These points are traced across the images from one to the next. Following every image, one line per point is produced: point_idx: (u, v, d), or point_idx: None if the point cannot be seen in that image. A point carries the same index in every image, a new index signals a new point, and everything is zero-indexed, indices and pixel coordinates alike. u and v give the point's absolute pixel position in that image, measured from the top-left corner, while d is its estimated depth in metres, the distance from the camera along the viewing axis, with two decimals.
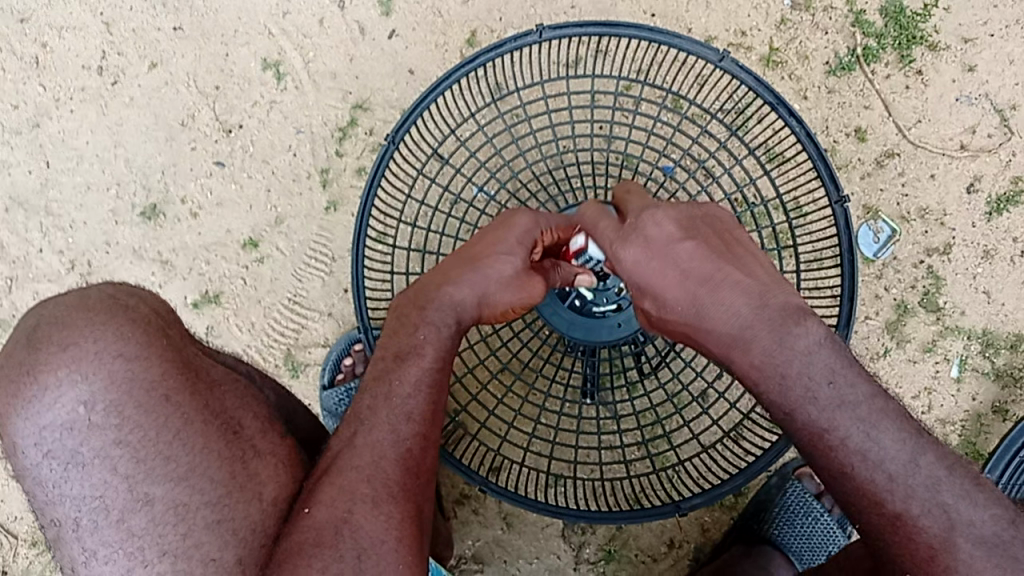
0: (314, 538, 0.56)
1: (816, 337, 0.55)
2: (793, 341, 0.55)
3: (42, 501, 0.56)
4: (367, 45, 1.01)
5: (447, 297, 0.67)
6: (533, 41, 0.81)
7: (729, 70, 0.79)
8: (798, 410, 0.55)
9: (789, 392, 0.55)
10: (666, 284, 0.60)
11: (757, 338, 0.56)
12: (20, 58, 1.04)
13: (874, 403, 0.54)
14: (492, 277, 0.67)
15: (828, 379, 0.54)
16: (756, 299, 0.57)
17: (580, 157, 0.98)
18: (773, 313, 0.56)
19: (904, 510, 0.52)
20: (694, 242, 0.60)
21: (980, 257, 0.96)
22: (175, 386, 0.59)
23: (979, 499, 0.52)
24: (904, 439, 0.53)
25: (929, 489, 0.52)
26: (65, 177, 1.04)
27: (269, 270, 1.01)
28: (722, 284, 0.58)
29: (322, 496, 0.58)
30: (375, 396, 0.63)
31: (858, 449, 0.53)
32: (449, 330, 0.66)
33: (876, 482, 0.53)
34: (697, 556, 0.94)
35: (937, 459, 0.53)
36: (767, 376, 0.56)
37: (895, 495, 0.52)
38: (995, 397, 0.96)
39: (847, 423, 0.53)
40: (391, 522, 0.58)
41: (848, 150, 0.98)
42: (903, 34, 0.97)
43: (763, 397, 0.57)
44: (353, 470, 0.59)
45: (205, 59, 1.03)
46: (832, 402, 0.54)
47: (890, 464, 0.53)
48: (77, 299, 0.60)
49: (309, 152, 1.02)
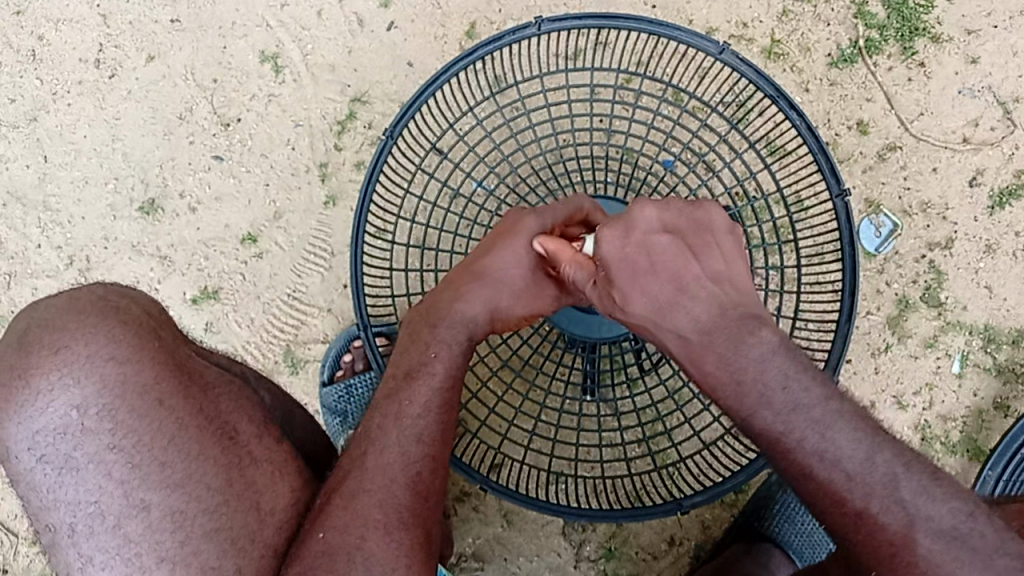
0: (327, 564, 0.54)
1: (769, 346, 0.55)
2: (747, 349, 0.55)
3: (37, 507, 0.57)
4: (365, 37, 1.00)
5: (457, 314, 0.69)
6: (532, 33, 0.80)
7: (729, 63, 0.79)
8: (754, 415, 0.54)
9: (744, 397, 0.55)
10: (630, 279, 0.60)
11: (714, 344, 0.56)
12: (17, 51, 1.04)
13: (829, 405, 0.53)
14: (502, 291, 0.70)
15: (782, 385, 0.54)
16: (716, 307, 0.57)
17: (579, 151, 0.97)
18: (731, 321, 0.57)
19: (865, 507, 0.51)
20: (668, 237, 0.60)
21: (982, 251, 0.96)
22: (168, 390, 0.59)
23: (938, 493, 0.51)
24: (860, 437, 0.52)
25: (888, 486, 0.51)
26: (64, 171, 1.03)
27: (268, 266, 1.01)
28: (689, 285, 0.58)
29: (335, 521, 0.57)
30: (384, 416, 0.63)
31: (815, 450, 0.52)
32: (461, 347, 0.68)
33: (835, 481, 0.52)
34: (697, 554, 0.94)
35: (894, 455, 0.52)
36: (723, 383, 0.56)
37: (856, 493, 0.51)
38: (997, 393, 0.96)
39: (802, 426, 0.53)
40: (402, 549, 0.56)
41: (850, 143, 0.97)
42: (906, 26, 0.96)
43: (721, 404, 0.57)
44: (365, 494, 0.58)
45: (203, 51, 1.02)
46: (786, 406, 0.53)
47: (848, 462, 0.52)
48: (68, 300, 0.61)
49: (307, 145, 1.01)
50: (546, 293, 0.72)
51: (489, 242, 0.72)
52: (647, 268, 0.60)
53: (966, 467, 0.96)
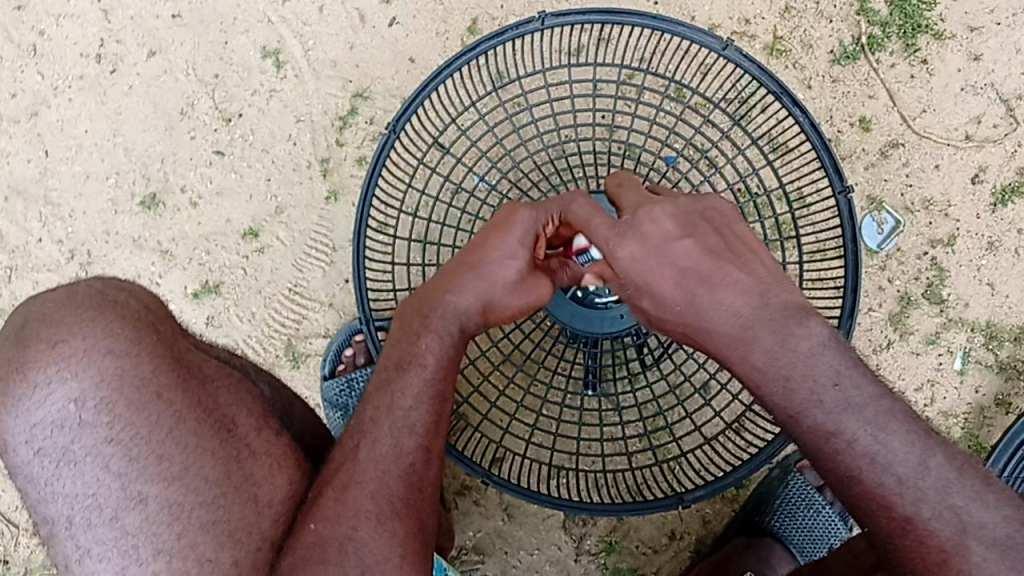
0: (318, 554, 0.56)
1: (819, 339, 0.55)
2: (797, 342, 0.55)
3: (34, 499, 0.57)
4: (367, 32, 1.00)
5: (448, 305, 0.67)
6: (535, 28, 0.80)
7: (733, 59, 0.79)
8: (804, 412, 0.55)
9: (793, 395, 0.55)
10: (662, 282, 0.58)
11: (758, 338, 0.56)
12: (18, 45, 1.03)
13: (881, 405, 0.54)
14: (494, 282, 0.67)
15: (834, 381, 0.54)
16: (758, 297, 0.57)
17: (582, 147, 0.98)
18: (775, 312, 0.56)
19: (914, 513, 0.52)
20: (690, 240, 0.59)
21: (984, 248, 0.96)
22: (167, 383, 0.59)
23: (990, 500, 0.52)
24: (912, 441, 0.53)
25: (939, 492, 0.52)
26: (65, 165, 1.03)
27: (269, 260, 1.01)
28: (715, 280, 0.57)
29: (325, 511, 0.58)
30: (377, 408, 0.63)
31: (866, 451, 0.53)
32: (452, 338, 0.67)
33: (884, 485, 0.52)
34: (697, 548, 0.94)
35: (947, 461, 0.53)
36: (772, 378, 0.56)
37: (905, 498, 0.52)
38: (998, 389, 0.96)
39: (855, 427, 0.53)
40: (395, 539, 0.57)
41: (852, 139, 0.97)
42: (908, 23, 0.96)
43: (767, 402, 0.56)
44: (357, 485, 0.59)
45: (204, 46, 1.02)
46: (838, 404, 0.54)
47: (900, 467, 0.52)
48: (66, 293, 0.61)
49: (309, 140, 1.01)
50: (542, 285, 0.68)
51: (485, 232, 0.70)
52: (672, 273, 0.58)
53: None
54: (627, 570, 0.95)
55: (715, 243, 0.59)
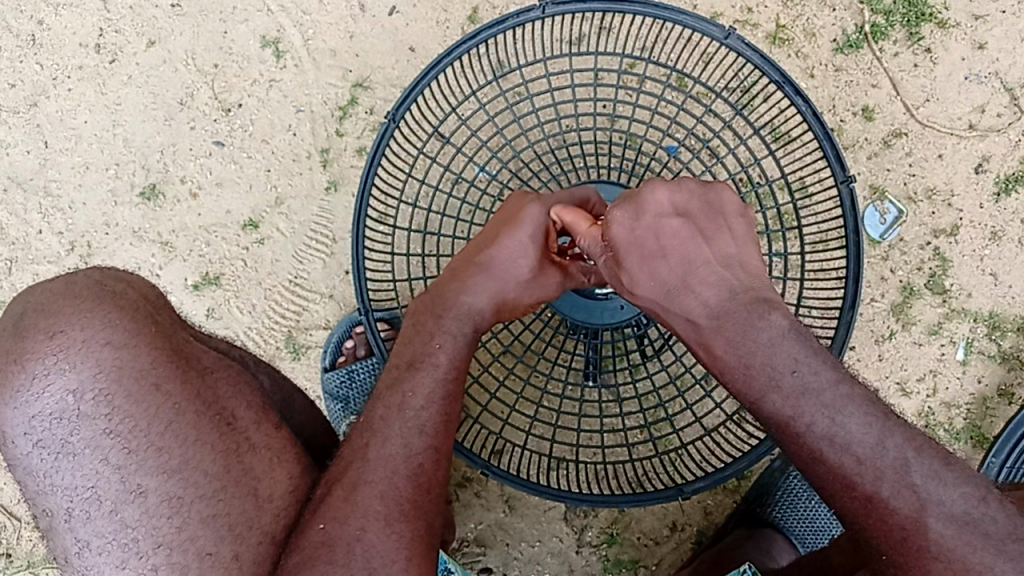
0: (326, 555, 0.55)
1: (779, 329, 0.54)
2: (757, 334, 0.54)
3: (34, 491, 0.57)
4: (367, 21, 1.00)
5: (463, 305, 0.68)
6: (535, 16, 0.79)
7: (735, 48, 0.78)
8: (763, 399, 0.54)
9: (753, 381, 0.54)
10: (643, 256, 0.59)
11: (722, 329, 0.56)
12: (16, 35, 1.03)
13: (840, 389, 0.53)
14: (509, 280, 0.69)
15: (792, 369, 0.53)
16: (726, 290, 0.57)
17: (583, 137, 0.97)
18: (741, 304, 0.56)
19: (875, 492, 0.51)
20: (681, 219, 0.60)
21: (988, 238, 0.95)
22: (166, 375, 0.59)
23: (948, 478, 0.51)
24: (871, 422, 0.52)
25: (899, 471, 0.51)
26: (65, 156, 1.03)
27: (269, 252, 1.01)
28: (697, 271, 0.58)
29: (334, 512, 0.57)
30: (387, 408, 0.62)
31: (826, 434, 0.52)
32: (466, 337, 0.67)
33: (845, 465, 0.52)
34: (699, 539, 0.94)
35: (906, 440, 0.52)
36: (732, 366, 0.55)
37: (866, 478, 0.51)
38: (1001, 379, 0.95)
39: (813, 410, 0.52)
40: (403, 541, 0.56)
41: (855, 129, 0.97)
42: (913, 11, 0.95)
43: (729, 387, 0.56)
44: (366, 485, 0.58)
45: (203, 36, 1.01)
46: (795, 390, 0.53)
47: (859, 447, 0.52)
48: (64, 284, 0.61)
49: (309, 131, 1.00)
50: (550, 280, 0.71)
51: (491, 230, 0.71)
52: (656, 252, 0.59)
53: (970, 454, 0.96)
54: (629, 562, 0.95)
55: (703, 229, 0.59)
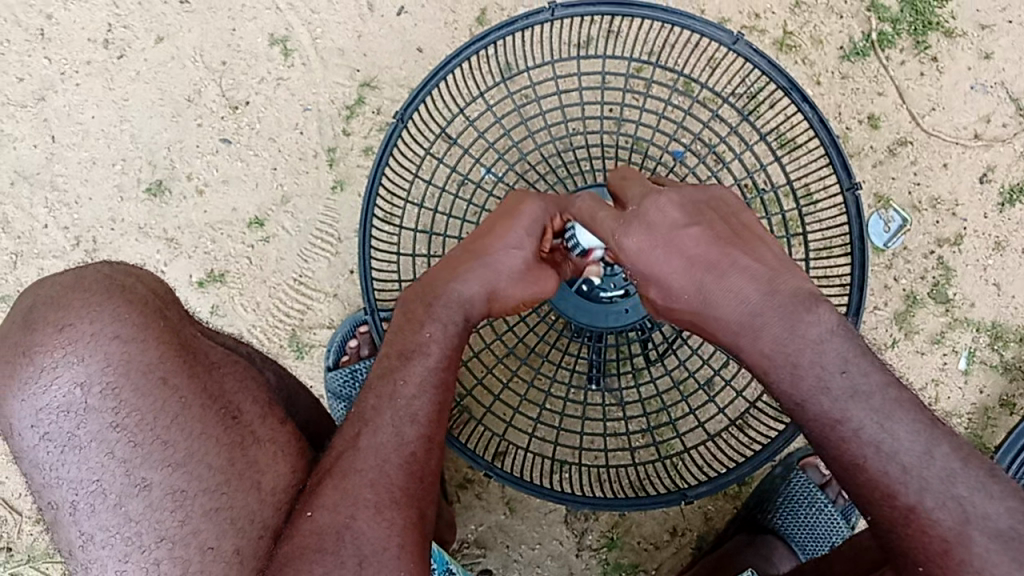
0: (315, 543, 0.55)
1: (828, 325, 0.54)
2: (806, 329, 0.54)
3: (39, 484, 0.57)
4: (375, 22, 1.00)
5: (454, 293, 0.68)
6: (544, 19, 0.79)
7: (742, 54, 0.78)
8: (810, 400, 0.54)
9: (801, 381, 0.54)
10: (670, 271, 0.59)
11: (767, 326, 0.55)
12: (25, 30, 1.03)
13: (888, 393, 0.53)
14: (502, 271, 0.69)
15: (840, 369, 0.54)
16: (765, 283, 0.56)
17: (589, 140, 0.98)
18: (783, 299, 0.55)
19: (918, 502, 0.51)
20: (698, 228, 0.60)
21: (991, 248, 0.95)
22: (173, 369, 0.59)
23: (995, 491, 0.50)
24: (919, 430, 0.52)
25: (943, 481, 0.51)
26: (71, 151, 1.03)
27: (274, 249, 1.01)
28: (726, 274, 0.57)
29: (324, 500, 0.57)
30: (378, 397, 0.63)
31: (872, 439, 0.52)
32: (456, 326, 0.67)
33: (889, 474, 0.52)
34: (699, 545, 0.95)
35: (953, 450, 0.52)
36: (778, 365, 0.55)
37: (909, 487, 0.51)
38: (1002, 390, 0.96)
39: (860, 414, 0.52)
40: (393, 529, 0.56)
41: (861, 137, 0.97)
42: (919, 20, 0.95)
43: (773, 389, 0.56)
44: (356, 473, 0.58)
45: (212, 34, 1.01)
46: (845, 391, 0.53)
47: (905, 455, 0.52)
48: (73, 277, 0.61)
49: (315, 130, 1.01)
50: (543, 279, 0.71)
51: (488, 225, 0.72)
52: (683, 264, 0.59)
53: None
54: (628, 566, 0.96)
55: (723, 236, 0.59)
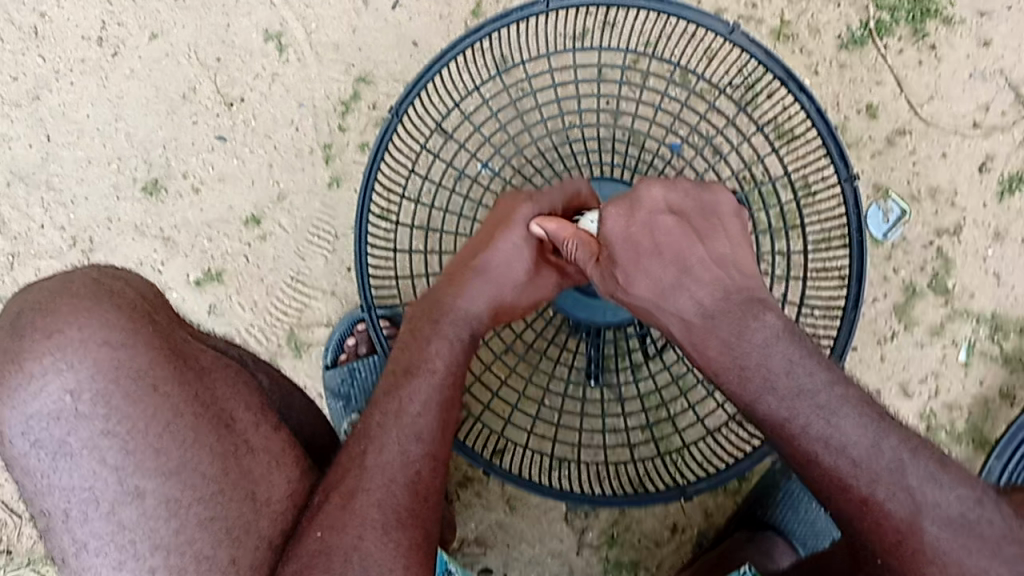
0: (323, 564, 0.54)
1: (772, 330, 0.56)
2: (752, 335, 0.56)
3: (31, 491, 0.57)
4: (369, 15, 0.99)
5: (458, 310, 0.69)
6: (539, 11, 0.79)
7: (740, 44, 0.77)
8: (758, 400, 0.55)
9: (748, 382, 0.55)
10: (640, 253, 0.60)
11: (719, 327, 0.57)
12: (18, 28, 1.03)
13: (834, 391, 0.53)
14: (505, 283, 0.70)
15: (787, 371, 0.54)
16: (720, 290, 0.58)
17: (587, 132, 0.98)
18: (735, 304, 0.57)
19: (871, 495, 0.51)
20: (672, 216, 0.61)
21: (991, 238, 0.95)
22: (163, 376, 0.59)
23: (945, 480, 0.51)
24: (865, 423, 0.52)
25: (894, 472, 0.51)
26: (66, 151, 1.03)
27: (271, 248, 1.01)
28: (693, 268, 0.59)
29: (331, 520, 0.56)
30: (384, 414, 0.62)
31: (820, 436, 0.52)
32: (463, 342, 0.68)
33: (841, 468, 0.52)
34: (700, 541, 0.95)
35: (901, 442, 0.52)
36: (727, 368, 0.56)
37: (861, 481, 0.51)
38: (1003, 381, 0.95)
39: (807, 412, 0.53)
40: (399, 550, 0.56)
41: (860, 127, 0.96)
42: (917, 7, 0.95)
43: (725, 389, 0.57)
44: (363, 493, 0.58)
45: (205, 30, 1.01)
46: (792, 391, 0.54)
47: (855, 449, 0.52)
48: (60, 283, 0.61)
49: (311, 126, 1.00)
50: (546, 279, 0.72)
51: (484, 236, 0.73)
52: (650, 248, 0.60)
53: (971, 458, 0.96)
54: (629, 563, 0.96)
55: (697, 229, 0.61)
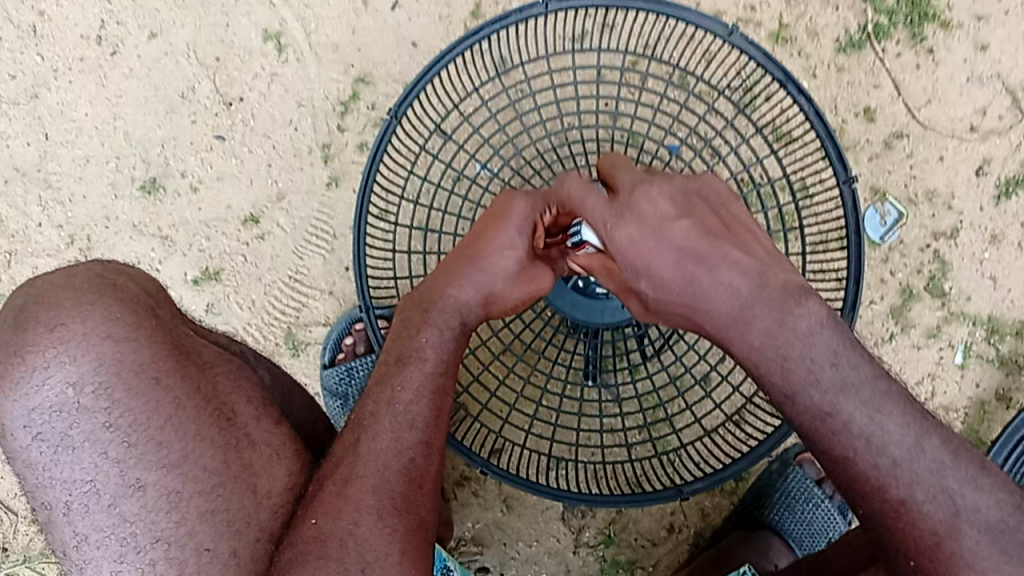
0: (317, 550, 0.55)
1: (817, 318, 0.54)
2: (795, 322, 0.54)
3: (32, 484, 0.57)
4: (369, 16, 0.99)
5: (449, 300, 0.67)
6: (539, 12, 0.79)
7: (738, 46, 0.78)
8: (800, 392, 0.53)
9: (791, 373, 0.54)
10: (661, 265, 0.58)
11: (757, 317, 0.55)
12: (17, 26, 1.02)
13: (878, 386, 0.53)
14: (495, 273, 0.68)
15: (831, 361, 0.53)
16: (755, 278, 0.56)
17: (585, 133, 0.98)
18: (774, 292, 0.55)
19: (909, 496, 0.51)
20: (689, 220, 0.59)
21: (987, 241, 0.95)
22: (166, 369, 0.59)
23: (984, 484, 0.52)
24: (909, 423, 0.52)
25: (934, 475, 0.51)
26: (65, 149, 1.02)
27: (270, 247, 1.01)
28: (716, 264, 0.57)
29: (327, 507, 0.57)
30: (376, 403, 0.62)
31: (862, 433, 0.52)
32: (453, 332, 0.66)
33: (879, 467, 0.52)
34: (697, 541, 0.95)
35: (942, 444, 0.52)
36: (769, 359, 0.55)
37: (900, 481, 0.51)
38: (999, 384, 0.96)
39: (851, 407, 0.52)
40: (395, 536, 0.57)
41: (857, 130, 0.97)
42: (915, 11, 0.95)
43: (764, 380, 0.55)
44: (357, 481, 0.59)
45: (205, 29, 1.01)
46: (835, 384, 0.53)
47: (896, 449, 0.52)
48: (63, 276, 0.61)
49: (310, 126, 1.00)
50: (540, 271, 0.69)
51: (479, 229, 0.70)
52: (672, 254, 0.58)
53: None
54: (626, 563, 0.96)
55: (711, 228, 0.59)
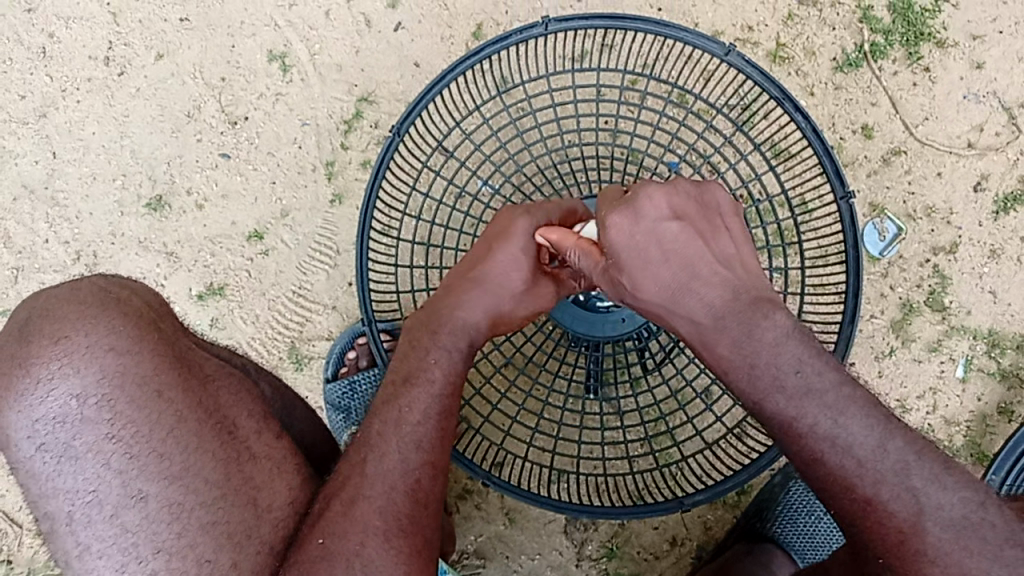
0: (325, 569, 0.55)
1: (783, 329, 0.55)
2: (762, 333, 0.55)
3: (35, 494, 0.57)
4: (373, 37, 1.01)
5: (458, 320, 0.68)
6: (539, 33, 0.79)
7: (735, 65, 0.79)
8: (767, 400, 0.54)
9: (758, 381, 0.55)
10: (647, 264, 0.59)
11: (728, 329, 0.56)
12: (27, 48, 1.04)
13: (842, 391, 0.53)
14: (504, 294, 0.70)
15: (796, 368, 0.54)
16: (730, 290, 0.57)
17: (585, 151, 1.00)
18: (745, 304, 0.56)
19: (874, 495, 0.52)
20: (679, 223, 0.59)
21: (987, 256, 0.96)
22: (167, 381, 0.60)
23: (949, 482, 0.51)
24: (873, 425, 0.52)
25: (898, 474, 0.51)
26: (72, 167, 1.04)
27: (273, 263, 1.02)
28: (699, 270, 0.57)
29: (334, 527, 0.57)
30: (384, 422, 0.62)
31: (827, 435, 0.52)
32: (461, 354, 0.67)
33: (845, 468, 0.52)
34: (699, 554, 0.95)
35: (906, 443, 0.52)
36: (737, 366, 0.55)
37: (865, 480, 0.52)
38: (1001, 397, 0.96)
39: (816, 411, 0.53)
40: (401, 557, 0.56)
41: (855, 147, 0.98)
42: (911, 31, 0.96)
43: (734, 387, 0.56)
44: (364, 500, 0.58)
45: (212, 50, 1.02)
46: (799, 390, 0.53)
47: (860, 450, 0.52)
48: (68, 291, 0.62)
49: (314, 144, 1.02)
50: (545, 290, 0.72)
51: (485, 247, 0.72)
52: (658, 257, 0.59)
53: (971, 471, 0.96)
54: None
55: (702, 233, 0.59)
